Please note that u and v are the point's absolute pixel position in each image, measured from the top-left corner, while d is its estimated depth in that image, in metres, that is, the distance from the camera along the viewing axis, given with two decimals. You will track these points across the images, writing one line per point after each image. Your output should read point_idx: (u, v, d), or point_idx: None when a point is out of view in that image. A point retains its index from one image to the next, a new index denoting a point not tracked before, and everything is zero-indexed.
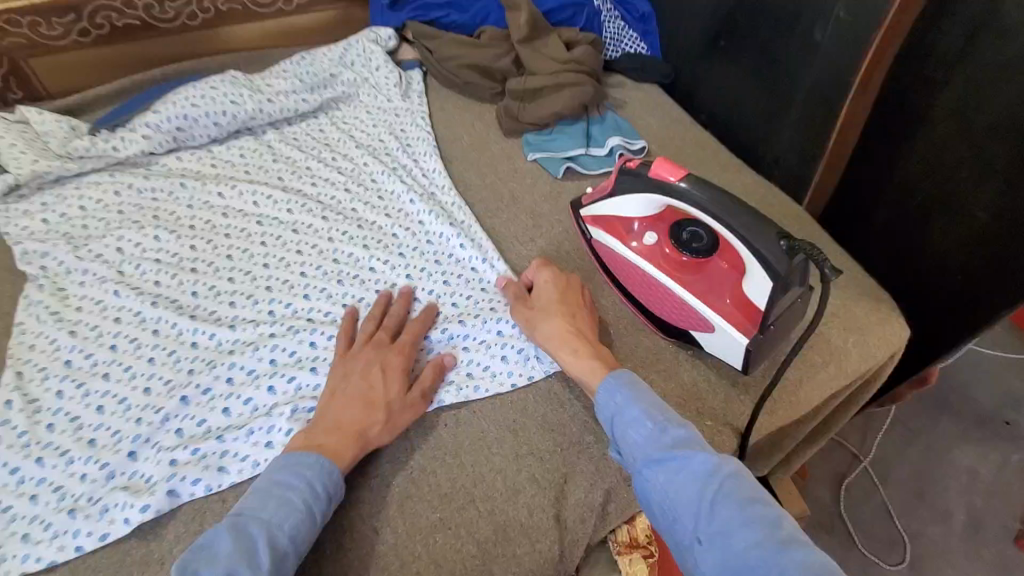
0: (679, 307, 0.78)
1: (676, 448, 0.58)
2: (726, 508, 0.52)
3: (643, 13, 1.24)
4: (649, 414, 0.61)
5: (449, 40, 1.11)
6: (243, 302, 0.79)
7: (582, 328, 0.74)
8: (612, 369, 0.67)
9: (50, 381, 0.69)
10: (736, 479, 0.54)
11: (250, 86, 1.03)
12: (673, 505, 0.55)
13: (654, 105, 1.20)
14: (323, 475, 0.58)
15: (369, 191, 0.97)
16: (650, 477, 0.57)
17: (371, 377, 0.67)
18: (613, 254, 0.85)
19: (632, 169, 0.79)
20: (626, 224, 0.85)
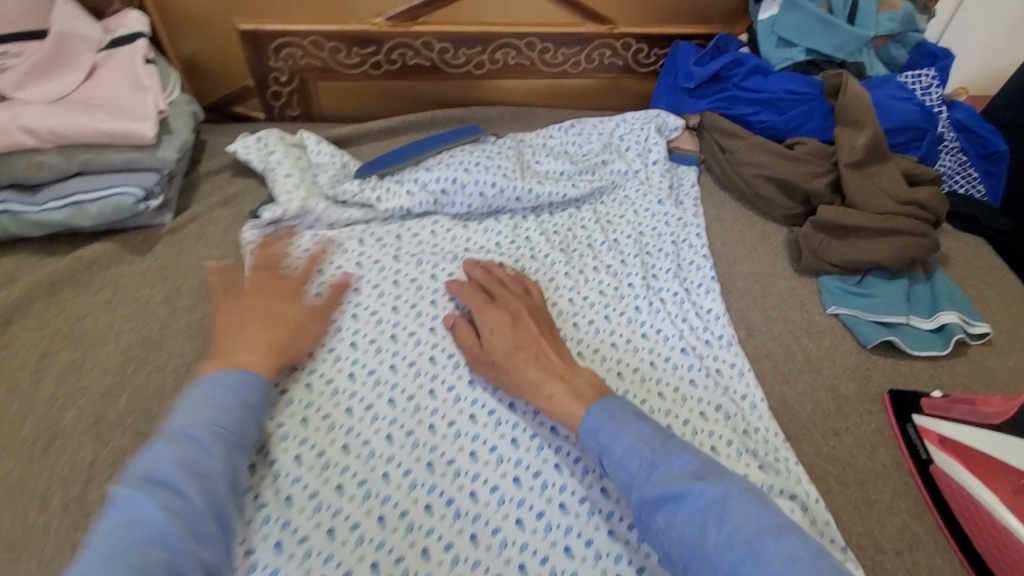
0: None
1: (672, 482, 0.51)
2: (738, 543, 0.47)
3: (993, 150, 1.00)
4: (635, 448, 0.54)
5: (754, 144, 0.94)
6: (485, 440, 0.66)
7: (552, 364, 0.64)
8: (590, 404, 0.59)
9: (281, 479, 0.60)
10: (742, 506, 0.49)
11: (520, 162, 0.93)
12: (681, 552, 0.49)
13: (988, 271, 0.94)
14: (234, 385, 0.55)
15: (635, 321, 0.79)
16: (650, 523, 0.51)
17: (273, 308, 0.64)
18: (973, 501, 0.63)
19: None
20: (1006, 470, 0.63)
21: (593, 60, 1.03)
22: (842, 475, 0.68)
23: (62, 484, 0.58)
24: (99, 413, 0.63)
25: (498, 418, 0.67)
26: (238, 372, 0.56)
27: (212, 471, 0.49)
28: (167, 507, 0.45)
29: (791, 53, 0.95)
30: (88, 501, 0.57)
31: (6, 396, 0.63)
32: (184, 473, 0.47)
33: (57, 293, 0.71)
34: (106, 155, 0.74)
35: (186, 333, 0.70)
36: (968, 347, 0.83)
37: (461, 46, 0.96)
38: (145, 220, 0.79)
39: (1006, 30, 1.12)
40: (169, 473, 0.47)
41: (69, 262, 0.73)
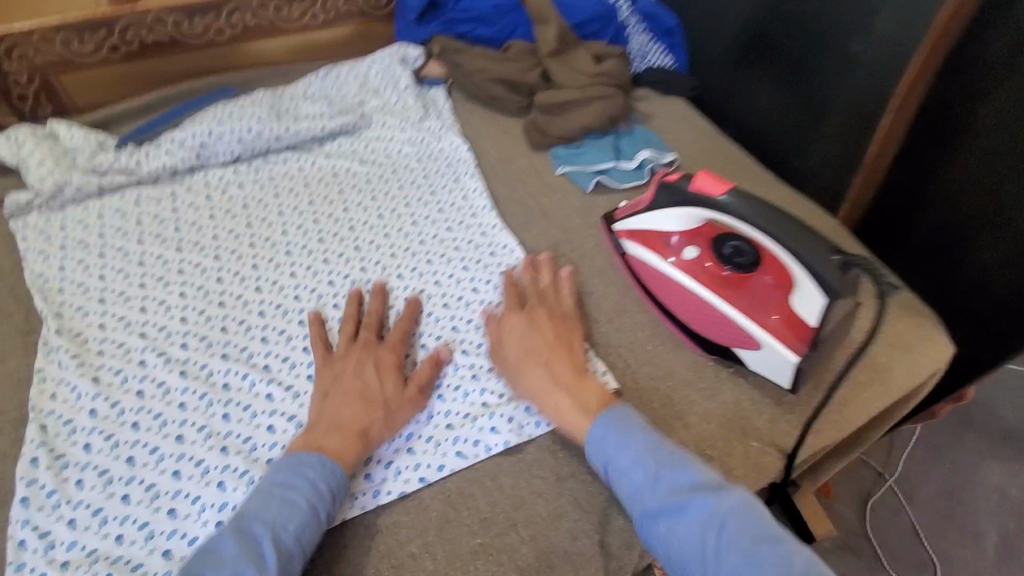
0: (723, 323, 0.76)
1: (675, 494, 0.57)
2: (735, 551, 0.52)
3: (668, 27, 1.23)
4: (641, 459, 0.60)
5: (476, 54, 1.11)
6: (275, 326, 0.77)
7: (560, 373, 0.69)
8: (601, 414, 0.65)
9: (82, 399, 0.69)
10: (741, 520, 0.54)
11: (277, 109, 1.03)
12: (680, 557, 0.55)
13: (680, 118, 1.19)
14: (314, 472, 0.60)
15: (405, 214, 0.94)
16: (653, 530, 0.57)
17: (366, 376, 0.68)
18: (650, 268, 0.83)
19: (673, 183, 0.79)
20: (664, 237, 0.83)
21: (329, 10, 1.15)
22: (569, 282, 0.88)
23: None
24: None
25: (285, 308, 0.79)
26: (319, 456, 0.61)
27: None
28: None
29: None
30: None
31: None
32: None
33: None
34: None
35: None
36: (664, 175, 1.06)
37: (193, 16, 1.03)
38: None
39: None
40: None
41: None
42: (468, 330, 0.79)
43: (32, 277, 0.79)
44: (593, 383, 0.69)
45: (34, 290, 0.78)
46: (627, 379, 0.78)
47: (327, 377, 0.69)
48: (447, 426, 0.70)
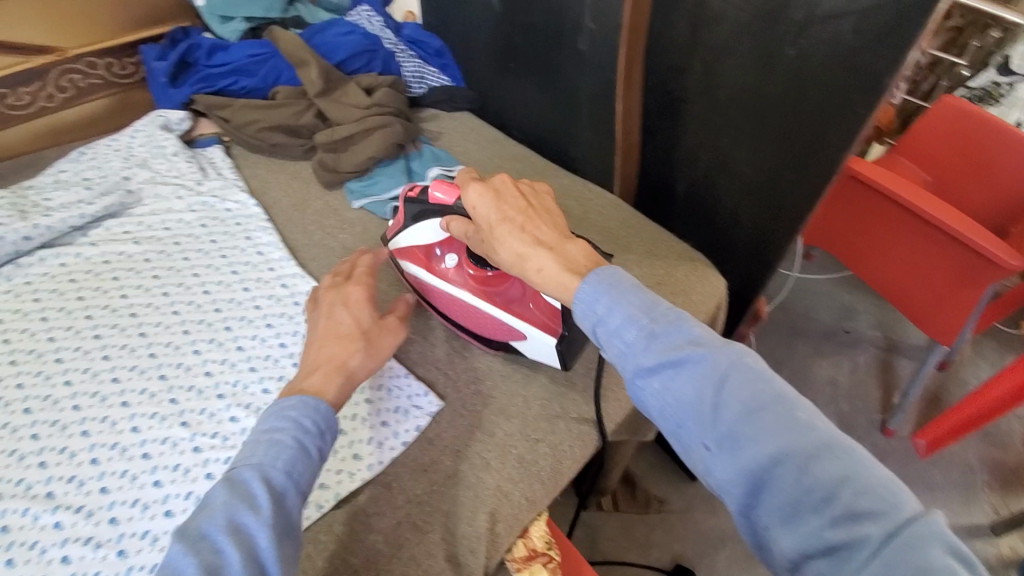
0: (492, 323, 0.79)
1: (672, 350, 0.52)
2: (737, 407, 0.49)
3: (437, 48, 1.32)
4: (634, 318, 0.55)
5: (242, 106, 1.08)
6: (54, 446, 0.71)
7: (540, 235, 0.66)
8: (587, 277, 0.59)
9: None
10: (740, 373, 0.50)
11: (20, 207, 0.93)
12: (677, 413, 0.52)
13: (469, 130, 1.26)
14: (300, 412, 0.57)
15: (194, 285, 0.89)
16: (645, 387, 0.53)
17: (338, 315, 0.70)
18: (423, 285, 0.84)
19: (415, 197, 0.79)
20: (427, 251, 0.84)
21: (67, 88, 1.06)
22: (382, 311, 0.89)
23: None
24: None
25: (64, 423, 0.73)
26: (302, 398, 0.59)
27: (259, 519, 0.48)
28: (207, 567, 0.45)
29: (235, 25, 1.10)
30: None
31: None
32: (228, 527, 0.48)
33: None
34: None
35: None
36: None
37: None
38: None
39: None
40: (214, 524, 0.48)
41: None
42: (282, 388, 0.77)
43: None
44: (576, 239, 0.66)
45: None
46: (450, 391, 0.79)
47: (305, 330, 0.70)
48: None
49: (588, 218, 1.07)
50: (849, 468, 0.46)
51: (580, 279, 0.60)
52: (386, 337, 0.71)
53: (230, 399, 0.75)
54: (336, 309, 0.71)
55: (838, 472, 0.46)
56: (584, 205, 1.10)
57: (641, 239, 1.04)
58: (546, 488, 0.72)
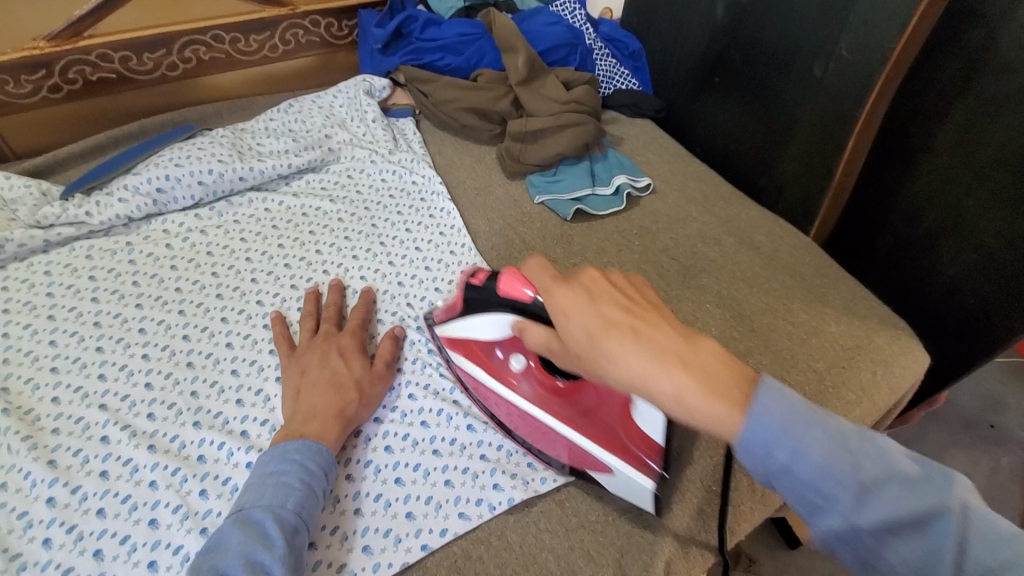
0: (552, 437, 0.67)
1: (867, 492, 0.41)
2: (936, 538, 0.39)
3: (633, 50, 1.26)
4: (827, 466, 0.41)
5: (444, 83, 1.09)
6: (250, 387, 0.72)
7: (660, 342, 0.48)
8: (754, 398, 0.44)
9: (37, 488, 0.61)
10: (956, 520, 0.39)
11: (238, 147, 0.98)
12: (872, 549, 0.41)
13: (651, 140, 1.19)
14: (309, 455, 0.59)
15: (380, 253, 0.91)
16: (831, 533, 0.42)
17: (332, 364, 0.70)
18: (476, 381, 0.71)
19: (479, 285, 0.64)
20: (486, 348, 0.70)
21: (289, 42, 1.10)
22: None
23: None
24: None
25: (261, 365, 0.74)
26: (303, 441, 0.60)
27: (275, 557, 0.50)
28: None
29: (452, 2, 1.12)
30: None
31: None
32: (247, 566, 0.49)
33: None
34: None
35: None
36: (641, 199, 1.06)
37: (142, 51, 0.97)
38: None
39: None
40: (231, 563, 0.49)
41: None
42: None
43: None
44: (706, 341, 0.48)
45: None
46: None
47: (295, 372, 0.70)
48: (447, 484, 0.67)
49: (779, 258, 0.98)
50: (918, 479, 0.41)
51: (743, 413, 0.44)
52: (374, 388, 0.71)
53: (410, 377, 0.76)
54: (327, 358, 0.70)
55: (906, 489, 0.40)
56: (774, 242, 1.01)
57: (838, 293, 0.94)
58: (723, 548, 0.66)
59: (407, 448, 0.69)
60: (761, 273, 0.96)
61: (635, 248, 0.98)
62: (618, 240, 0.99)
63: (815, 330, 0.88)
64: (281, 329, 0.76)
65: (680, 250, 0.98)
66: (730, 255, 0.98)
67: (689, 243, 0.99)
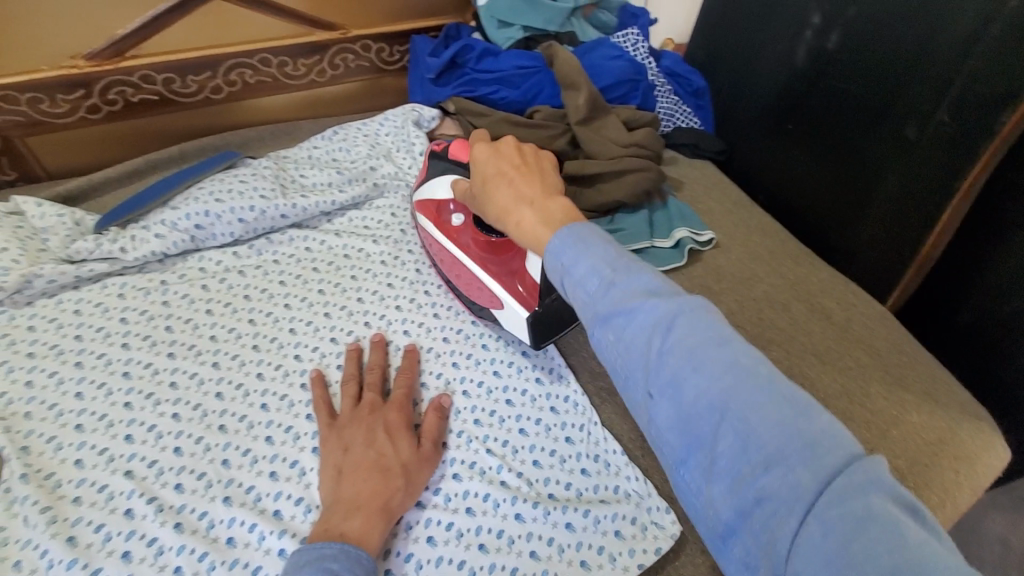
0: (476, 285, 0.80)
1: (627, 297, 0.47)
2: (684, 353, 0.43)
3: (697, 87, 1.18)
4: (596, 267, 0.50)
5: (499, 120, 1.01)
6: (285, 457, 0.66)
7: (527, 192, 0.64)
8: (558, 231, 0.55)
9: (54, 569, 0.55)
10: (690, 320, 0.45)
11: (280, 180, 0.93)
12: (624, 364, 0.47)
13: (712, 185, 1.12)
14: (348, 564, 0.52)
15: (425, 304, 0.85)
16: (600, 337, 0.48)
17: (378, 443, 0.64)
18: (428, 237, 0.86)
19: (438, 151, 0.86)
20: (441, 207, 0.85)
21: (338, 66, 1.05)
22: (612, 386, 0.80)
23: None
24: None
25: (297, 432, 0.69)
26: (342, 545, 0.54)
27: None
28: None
29: (510, 32, 1.05)
30: None
31: None
32: None
33: None
34: None
35: None
36: (701, 253, 1.00)
37: (187, 73, 0.92)
38: None
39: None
40: None
41: None
42: (506, 456, 0.71)
43: None
44: (558, 197, 0.63)
45: None
46: (691, 514, 0.68)
47: (337, 450, 0.64)
48: None
49: (853, 329, 0.91)
50: (745, 364, 0.42)
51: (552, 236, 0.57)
52: (420, 472, 0.64)
53: (455, 454, 0.70)
54: (374, 438, 0.64)
55: (727, 364, 0.42)
56: (844, 310, 0.94)
57: (918, 375, 0.86)
58: None
59: (451, 540, 0.64)
60: (833, 347, 0.88)
61: None
62: None
63: (896, 420, 0.80)
64: (323, 393, 0.71)
65: (744, 314, 0.91)
66: (799, 323, 0.91)
67: (754, 306, 0.92)
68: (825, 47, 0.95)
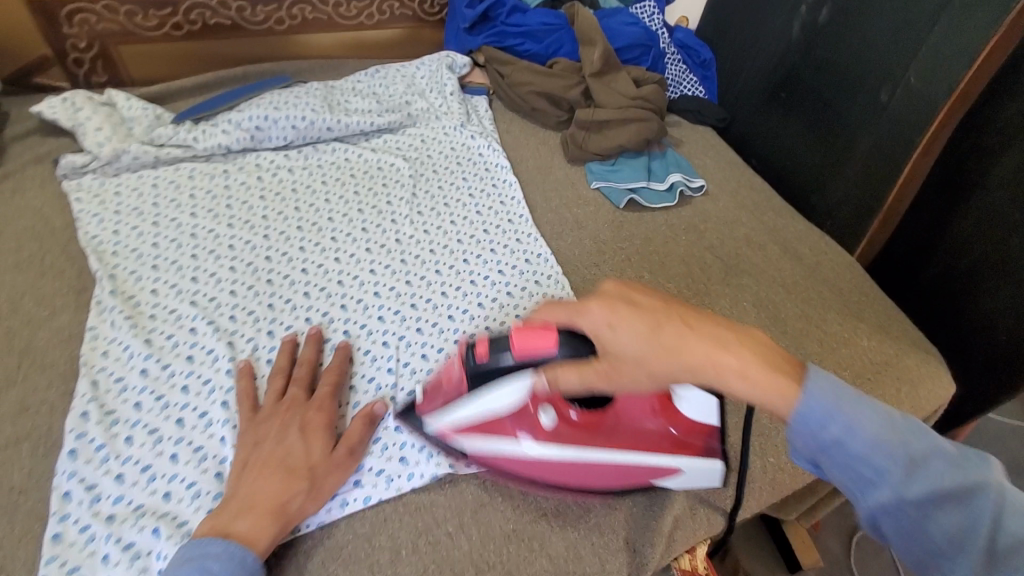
0: (620, 472, 0.63)
1: (913, 471, 0.45)
2: (943, 507, 0.45)
3: (704, 60, 1.32)
4: (879, 441, 0.46)
5: (522, 68, 1.16)
6: (319, 308, 0.80)
7: (725, 341, 0.49)
8: (803, 386, 0.48)
9: (135, 359, 0.70)
10: (956, 470, 0.45)
11: (328, 101, 1.06)
12: (907, 529, 0.46)
13: (709, 146, 1.24)
14: (234, 566, 0.53)
15: (444, 212, 0.98)
16: (876, 511, 0.47)
17: (288, 441, 0.62)
18: (502, 459, 0.63)
19: (482, 362, 0.59)
20: (507, 421, 0.61)
21: (384, 12, 1.19)
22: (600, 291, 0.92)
23: None
24: None
25: (329, 291, 0.82)
26: (226, 545, 0.54)
27: None
28: None
29: None
30: None
31: None
32: None
33: None
34: None
35: (16, 269, 0.76)
36: (693, 199, 1.11)
37: (257, 4, 1.07)
38: None
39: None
40: None
41: None
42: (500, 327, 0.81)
43: (86, 236, 0.80)
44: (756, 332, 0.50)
45: (89, 249, 0.79)
46: None
47: (247, 444, 0.62)
48: None
49: (821, 271, 1.02)
50: (960, 457, 0.46)
51: (795, 397, 0.47)
52: (330, 480, 0.62)
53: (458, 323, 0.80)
54: (283, 438, 0.61)
55: (949, 465, 0.45)
56: (815, 255, 1.04)
57: (874, 313, 0.97)
58: (730, 519, 0.71)
59: None
60: (800, 283, 0.99)
61: (682, 242, 1.02)
62: (666, 232, 1.03)
63: (845, 341, 0.92)
64: (251, 382, 0.69)
65: (724, 250, 1.02)
66: (773, 261, 1.02)
67: (734, 245, 1.03)
68: (817, 20, 1.07)
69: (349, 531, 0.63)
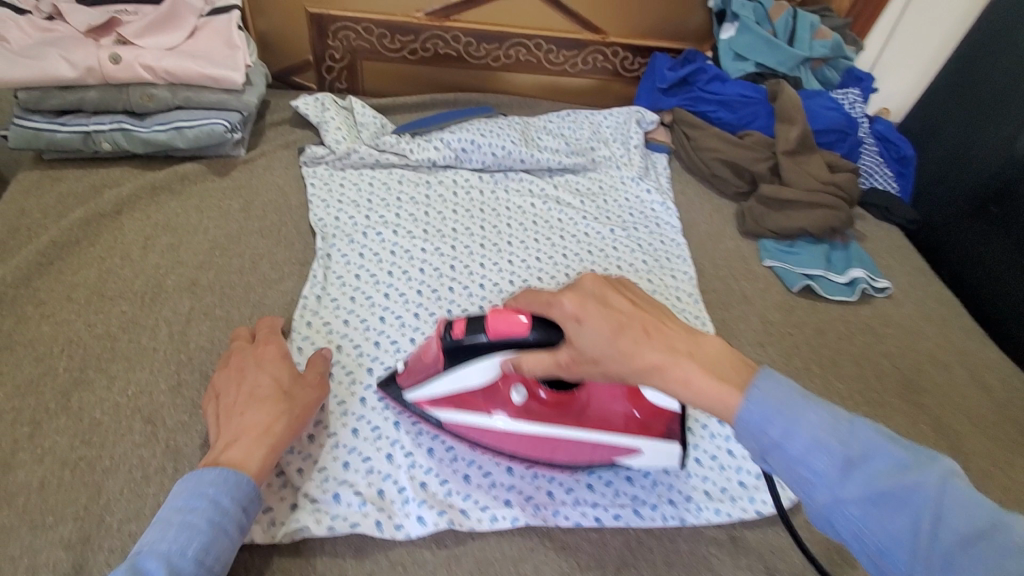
0: (584, 449, 0.67)
1: (879, 481, 0.42)
2: (930, 524, 0.40)
3: (904, 155, 1.24)
4: (824, 445, 0.44)
5: (712, 134, 1.17)
6: None
7: (676, 341, 0.50)
8: (751, 383, 0.47)
9: (333, 334, 0.79)
10: (956, 494, 0.41)
11: (525, 135, 1.15)
12: (870, 542, 0.42)
13: (897, 247, 1.16)
14: (230, 483, 0.54)
15: (612, 256, 1.00)
16: (844, 525, 0.43)
17: (248, 378, 0.64)
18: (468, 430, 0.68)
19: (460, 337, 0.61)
20: (473, 395, 0.67)
21: (588, 63, 1.26)
22: None
23: (166, 324, 0.76)
24: (193, 279, 0.81)
25: None
26: (217, 468, 0.55)
27: None
28: None
29: (743, 65, 1.20)
30: (190, 334, 0.75)
31: (121, 263, 0.81)
32: None
33: (156, 196, 0.90)
34: (203, 94, 0.93)
35: (259, 234, 0.90)
36: (872, 298, 1.05)
37: (482, 42, 1.19)
38: (225, 150, 0.98)
39: (935, 55, 1.27)
40: None
41: (169, 174, 0.92)
42: None
43: (313, 218, 0.93)
44: (707, 336, 0.52)
45: (314, 230, 0.91)
46: None
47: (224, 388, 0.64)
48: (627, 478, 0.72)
49: (1014, 411, 0.91)
50: (906, 461, 0.43)
51: (745, 407, 0.46)
52: (309, 398, 0.65)
53: None
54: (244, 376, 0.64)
55: (892, 467, 0.42)
56: (1008, 390, 0.94)
57: None
58: None
59: None
60: (987, 416, 0.89)
61: (855, 342, 0.97)
62: (839, 328, 0.99)
63: None
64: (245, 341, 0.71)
65: (903, 360, 0.95)
66: (959, 385, 0.93)
67: (914, 357, 0.96)
68: None
69: (499, 549, 0.65)
